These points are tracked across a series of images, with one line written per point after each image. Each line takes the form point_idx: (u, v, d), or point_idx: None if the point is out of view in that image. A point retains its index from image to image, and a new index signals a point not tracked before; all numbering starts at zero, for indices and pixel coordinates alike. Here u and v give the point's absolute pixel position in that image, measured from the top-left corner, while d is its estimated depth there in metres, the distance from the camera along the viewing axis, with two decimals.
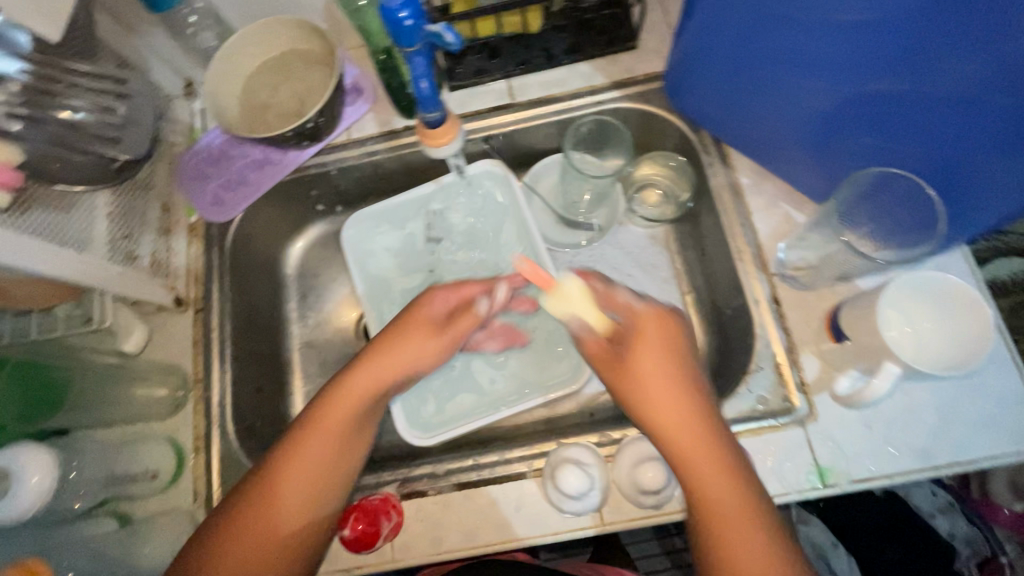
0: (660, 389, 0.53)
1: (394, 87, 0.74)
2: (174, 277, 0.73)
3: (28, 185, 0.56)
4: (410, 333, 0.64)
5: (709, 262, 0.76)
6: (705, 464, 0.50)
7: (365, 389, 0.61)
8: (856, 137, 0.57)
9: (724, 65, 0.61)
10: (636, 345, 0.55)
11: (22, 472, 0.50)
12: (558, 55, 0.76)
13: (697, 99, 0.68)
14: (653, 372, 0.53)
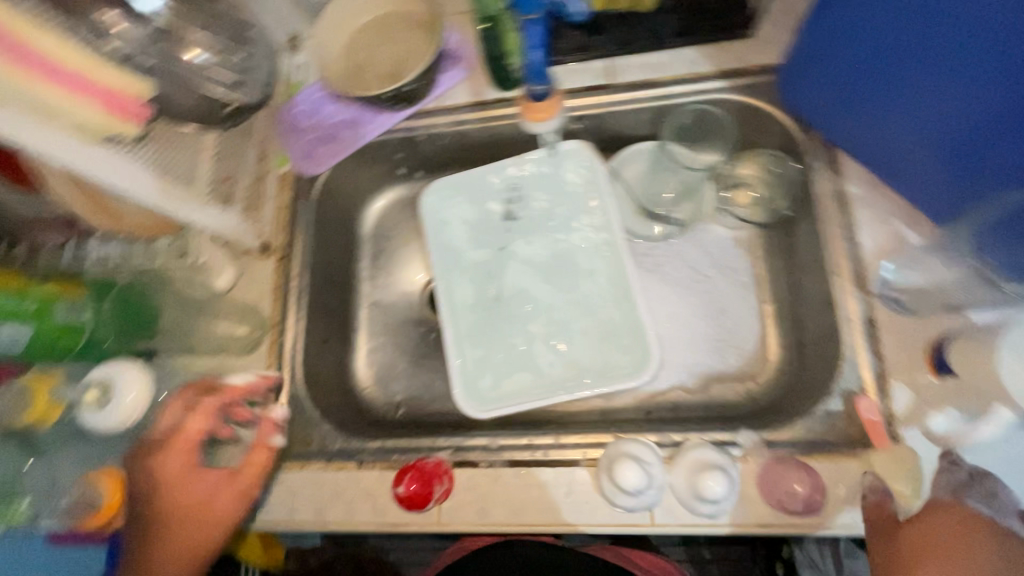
0: (966, 555, 0.49)
1: (493, 57, 0.74)
2: (263, 223, 0.76)
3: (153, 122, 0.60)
4: (176, 497, 0.58)
5: (797, 272, 0.72)
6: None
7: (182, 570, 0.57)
8: (1000, 154, 0.50)
9: (859, 57, 0.56)
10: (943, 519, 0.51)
11: (121, 386, 0.54)
12: (666, 38, 0.73)
13: (817, 94, 0.64)
14: (935, 540, 0.50)
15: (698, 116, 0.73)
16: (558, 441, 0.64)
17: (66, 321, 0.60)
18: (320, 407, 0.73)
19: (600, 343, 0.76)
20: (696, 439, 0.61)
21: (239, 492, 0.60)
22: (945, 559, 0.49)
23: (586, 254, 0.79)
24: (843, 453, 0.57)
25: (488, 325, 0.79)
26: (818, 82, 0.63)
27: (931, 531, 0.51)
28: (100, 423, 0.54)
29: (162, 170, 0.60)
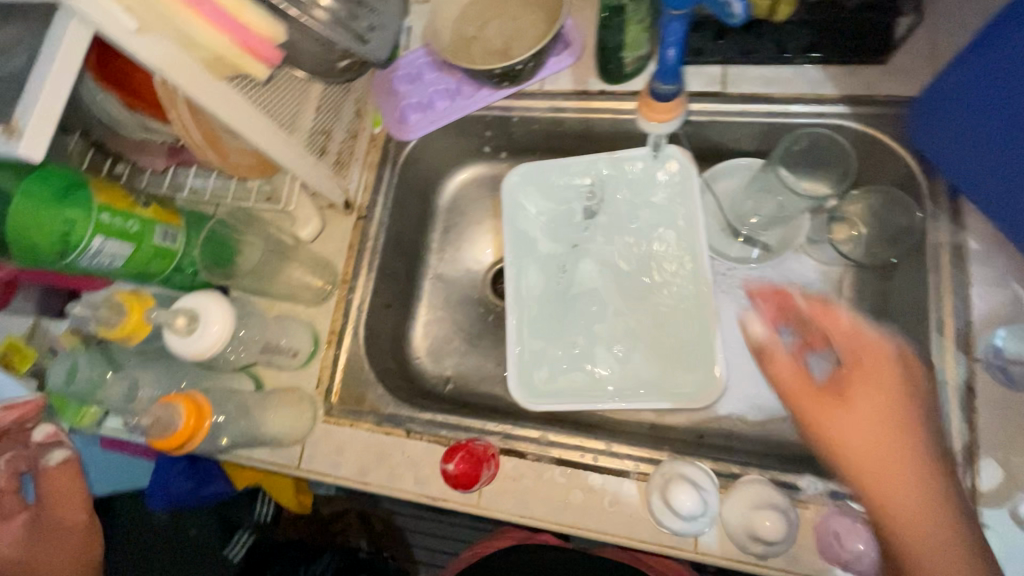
0: (863, 399, 0.47)
1: (606, 49, 0.70)
2: (349, 180, 0.77)
3: (280, 70, 0.61)
4: None
5: (889, 321, 0.68)
6: (908, 496, 0.44)
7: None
8: None
9: (1009, 93, 0.50)
10: (864, 370, 0.48)
11: (207, 319, 0.56)
12: (793, 53, 0.68)
13: (949, 128, 0.58)
14: (862, 374, 0.48)
15: (816, 141, 0.67)
16: (611, 448, 0.64)
17: (162, 244, 0.62)
18: (376, 369, 0.74)
19: (663, 355, 0.74)
20: (756, 474, 0.59)
21: (80, 518, 0.59)
22: (850, 406, 0.47)
23: (665, 264, 0.77)
24: None
25: (552, 318, 0.78)
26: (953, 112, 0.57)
27: (852, 378, 0.48)
28: (186, 351, 0.56)
29: (276, 117, 0.61)
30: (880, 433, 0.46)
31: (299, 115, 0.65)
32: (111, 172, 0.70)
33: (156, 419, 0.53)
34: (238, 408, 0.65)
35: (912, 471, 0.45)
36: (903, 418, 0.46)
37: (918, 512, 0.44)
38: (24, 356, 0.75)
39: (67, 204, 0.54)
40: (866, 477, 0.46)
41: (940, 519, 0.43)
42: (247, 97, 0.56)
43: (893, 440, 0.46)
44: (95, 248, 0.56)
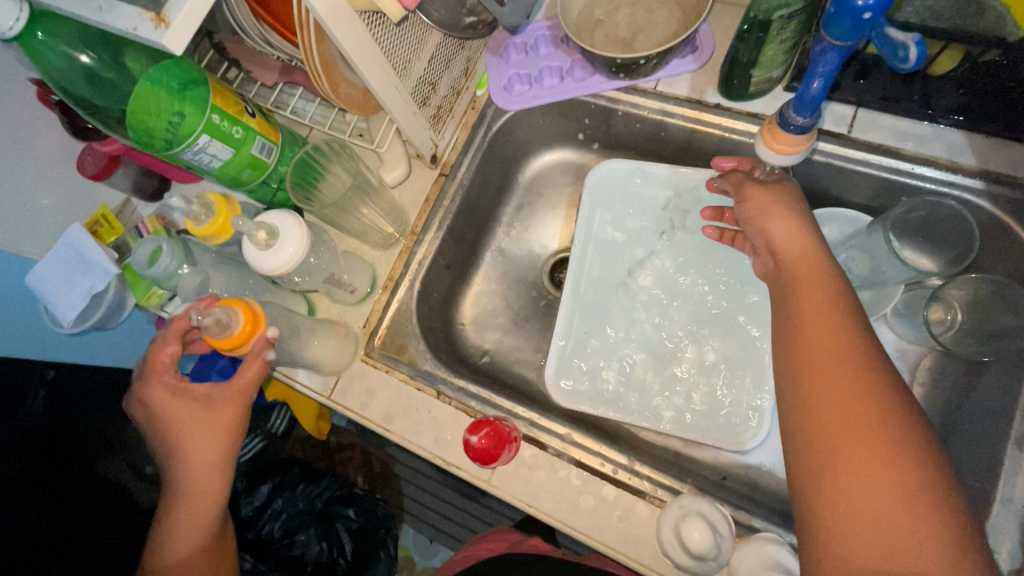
0: (811, 316, 0.49)
1: (739, 62, 0.64)
2: (442, 136, 0.77)
3: (411, 17, 0.61)
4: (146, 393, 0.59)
5: (961, 418, 0.63)
6: (831, 408, 0.43)
7: (166, 419, 0.58)
8: None
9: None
10: (804, 267, 0.54)
11: (284, 239, 0.58)
12: (937, 110, 0.63)
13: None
14: (811, 293, 0.50)
15: (936, 212, 0.62)
16: (632, 465, 0.63)
17: (258, 155, 0.65)
18: (422, 324, 0.75)
19: (707, 389, 0.72)
20: (773, 534, 0.57)
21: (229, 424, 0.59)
22: (797, 322, 0.49)
23: (740, 299, 0.74)
24: None
25: (602, 320, 0.77)
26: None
27: (801, 286, 0.52)
28: (260, 264, 0.58)
29: (394, 61, 0.61)
30: (825, 349, 0.46)
31: (414, 63, 0.65)
32: (224, 76, 0.73)
33: (206, 320, 0.53)
34: (290, 328, 0.67)
35: (846, 389, 0.43)
36: (852, 345, 0.45)
37: (838, 429, 0.42)
38: (111, 229, 0.79)
39: (182, 97, 0.57)
40: (808, 388, 0.45)
41: (866, 435, 0.40)
42: (371, 32, 0.55)
43: (826, 353, 0.46)
44: (200, 146, 0.59)
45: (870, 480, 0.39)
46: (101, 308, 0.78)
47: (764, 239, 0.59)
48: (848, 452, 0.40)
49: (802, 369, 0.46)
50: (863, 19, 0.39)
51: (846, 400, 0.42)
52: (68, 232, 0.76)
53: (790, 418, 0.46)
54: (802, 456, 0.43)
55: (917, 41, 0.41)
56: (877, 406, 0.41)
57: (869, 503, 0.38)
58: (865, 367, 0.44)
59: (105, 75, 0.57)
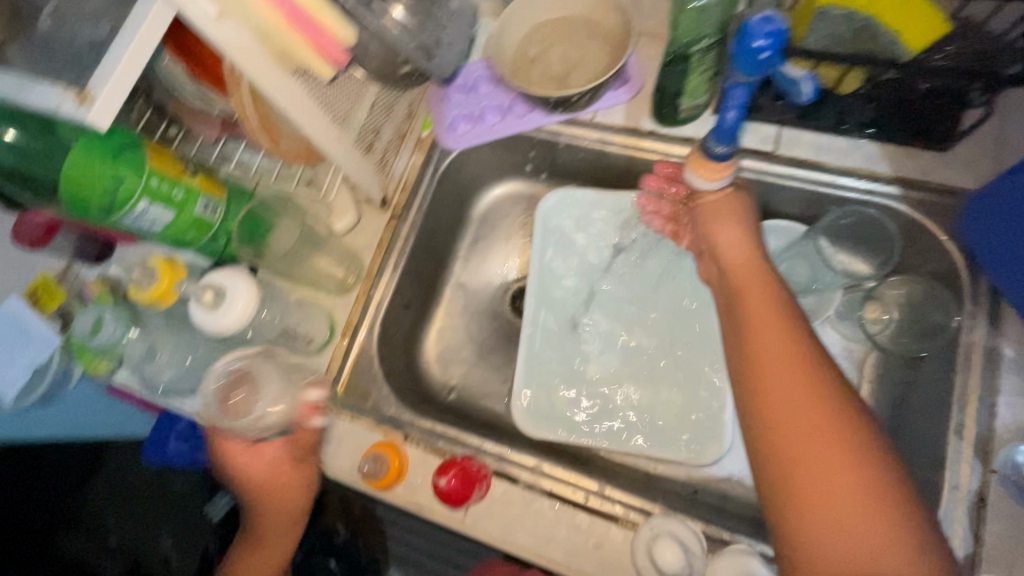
0: (763, 333, 0.49)
1: (665, 92, 0.69)
2: (390, 179, 0.78)
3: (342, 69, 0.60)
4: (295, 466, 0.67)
5: (906, 410, 0.66)
6: (794, 422, 0.44)
7: (297, 488, 0.67)
8: None
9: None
10: (749, 280, 0.55)
11: (232, 298, 0.57)
12: (852, 125, 0.68)
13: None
14: (756, 306, 0.52)
15: (860, 220, 0.67)
16: (603, 490, 0.63)
17: (202, 214, 0.64)
18: (386, 368, 0.74)
19: (671, 406, 0.73)
20: (744, 544, 0.58)
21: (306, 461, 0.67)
22: (749, 340, 0.50)
23: (693, 312, 0.77)
24: None
25: (566, 347, 0.78)
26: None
27: (746, 297, 0.53)
28: (208, 325, 0.57)
29: (331, 109, 0.60)
30: (775, 364, 0.47)
31: (350, 107, 0.64)
32: (164, 134, 0.70)
33: (372, 463, 0.65)
34: None
35: (804, 400, 0.44)
36: (802, 358, 0.47)
37: (815, 445, 0.42)
38: (52, 296, 0.76)
39: (121, 165, 0.56)
40: (774, 409, 0.45)
41: (842, 450, 0.41)
42: (308, 91, 0.56)
43: (786, 375, 0.46)
44: (139, 211, 0.58)
45: (848, 503, 0.40)
46: (44, 381, 0.76)
47: (708, 242, 0.62)
48: (830, 472, 0.41)
49: (766, 390, 0.46)
50: (762, 58, 0.42)
51: (814, 418, 0.43)
52: (5, 307, 0.73)
53: (753, 437, 0.46)
54: (772, 473, 0.43)
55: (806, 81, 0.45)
56: (845, 426, 0.43)
57: (848, 513, 0.40)
58: (814, 377, 0.45)
59: (32, 147, 0.56)
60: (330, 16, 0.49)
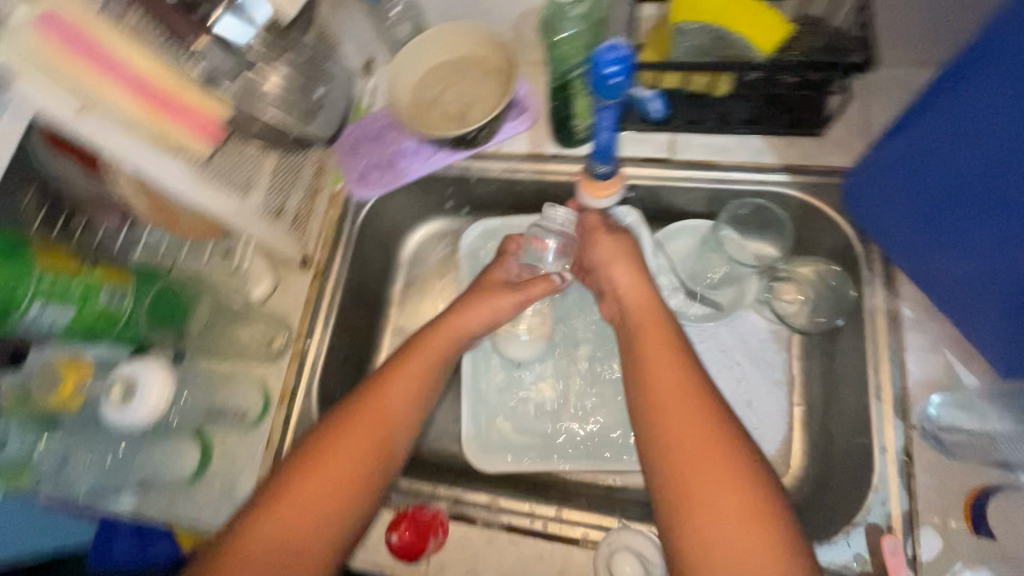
0: (656, 364, 0.54)
1: (560, 118, 0.75)
2: (308, 238, 0.77)
3: (231, 141, 0.59)
4: (351, 435, 0.54)
5: (834, 381, 0.69)
6: (687, 435, 0.49)
7: (342, 472, 0.52)
8: None
9: (971, 151, 0.49)
10: (642, 314, 0.59)
11: (145, 386, 0.55)
12: (735, 123, 0.72)
13: (895, 200, 0.60)
14: (652, 335, 0.56)
15: (755, 207, 0.72)
16: (561, 515, 0.63)
17: (108, 305, 0.61)
18: None
19: (620, 416, 0.74)
20: None
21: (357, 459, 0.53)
22: (643, 371, 0.54)
23: None
24: None
25: (510, 375, 0.78)
26: (912, 171, 0.56)
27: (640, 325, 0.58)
28: (126, 421, 0.55)
29: (228, 181, 0.60)
30: (672, 383, 0.52)
31: (250, 176, 0.63)
32: (66, 225, 0.66)
33: None
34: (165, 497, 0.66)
35: (696, 422, 0.49)
36: (693, 380, 0.52)
37: (698, 465, 0.47)
38: None
39: (10, 265, 0.53)
40: (665, 436, 0.50)
41: (720, 467, 0.47)
42: (206, 171, 0.56)
43: (675, 403, 0.51)
44: (34, 313, 0.56)
45: (726, 516, 0.45)
46: None
47: (610, 285, 0.64)
48: (711, 490, 0.46)
49: (658, 419, 0.51)
50: (615, 83, 0.44)
51: (698, 440, 0.48)
52: None
53: (652, 451, 0.50)
54: (669, 482, 0.48)
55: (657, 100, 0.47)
56: (725, 446, 0.48)
57: (726, 518, 0.45)
58: (704, 396, 0.51)
59: None
60: (188, 92, 0.50)
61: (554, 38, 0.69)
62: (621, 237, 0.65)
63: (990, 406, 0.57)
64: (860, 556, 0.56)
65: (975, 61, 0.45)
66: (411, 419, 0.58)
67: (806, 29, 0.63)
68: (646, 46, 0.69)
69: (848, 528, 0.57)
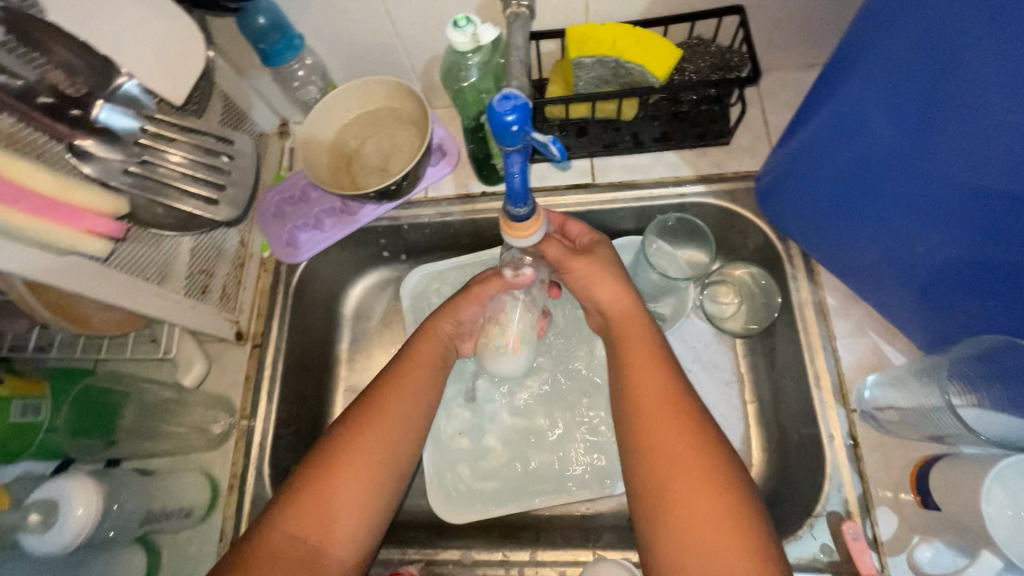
0: (639, 365, 0.56)
1: (479, 158, 0.75)
2: (239, 311, 0.74)
3: (130, 229, 0.55)
4: (393, 390, 0.59)
5: (778, 375, 0.71)
6: (668, 443, 0.50)
7: (388, 429, 0.57)
8: (974, 301, 0.51)
9: (853, 146, 0.51)
10: (628, 328, 0.60)
11: (69, 504, 0.52)
12: (646, 142, 0.75)
13: (796, 197, 0.63)
14: (635, 348, 0.58)
15: (677, 222, 0.72)
16: (535, 557, 0.63)
17: (21, 420, 0.57)
18: None
19: (583, 442, 0.74)
20: None
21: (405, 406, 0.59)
22: (628, 373, 0.56)
23: (574, 345, 0.79)
24: None
25: (468, 419, 0.77)
26: (809, 170, 0.58)
27: (625, 339, 0.59)
28: (46, 546, 0.51)
29: (139, 268, 0.56)
30: (652, 396, 0.54)
31: (165, 260, 0.60)
32: None
33: None
34: None
35: (677, 421, 0.52)
36: (676, 392, 0.54)
37: (676, 462, 0.49)
38: None
39: None
40: (645, 435, 0.52)
41: (696, 465, 0.49)
42: (115, 266, 0.53)
43: (656, 406, 0.53)
44: None
45: (701, 514, 0.47)
46: None
47: (593, 302, 0.63)
48: (687, 487, 0.48)
49: (640, 420, 0.53)
50: (513, 130, 0.43)
51: (676, 438, 0.51)
52: None
53: (634, 458, 0.52)
54: (651, 489, 0.49)
55: (556, 139, 0.45)
56: (703, 444, 0.50)
57: (703, 523, 0.46)
58: (683, 408, 0.53)
59: None
60: (76, 194, 0.49)
61: (460, 86, 0.65)
62: (597, 256, 0.63)
63: (915, 378, 0.58)
64: (826, 545, 0.57)
65: (843, 64, 0.48)
66: (421, 419, 0.60)
67: (692, 50, 0.67)
68: (552, 80, 0.71)
69: (810, 520, 0.59)
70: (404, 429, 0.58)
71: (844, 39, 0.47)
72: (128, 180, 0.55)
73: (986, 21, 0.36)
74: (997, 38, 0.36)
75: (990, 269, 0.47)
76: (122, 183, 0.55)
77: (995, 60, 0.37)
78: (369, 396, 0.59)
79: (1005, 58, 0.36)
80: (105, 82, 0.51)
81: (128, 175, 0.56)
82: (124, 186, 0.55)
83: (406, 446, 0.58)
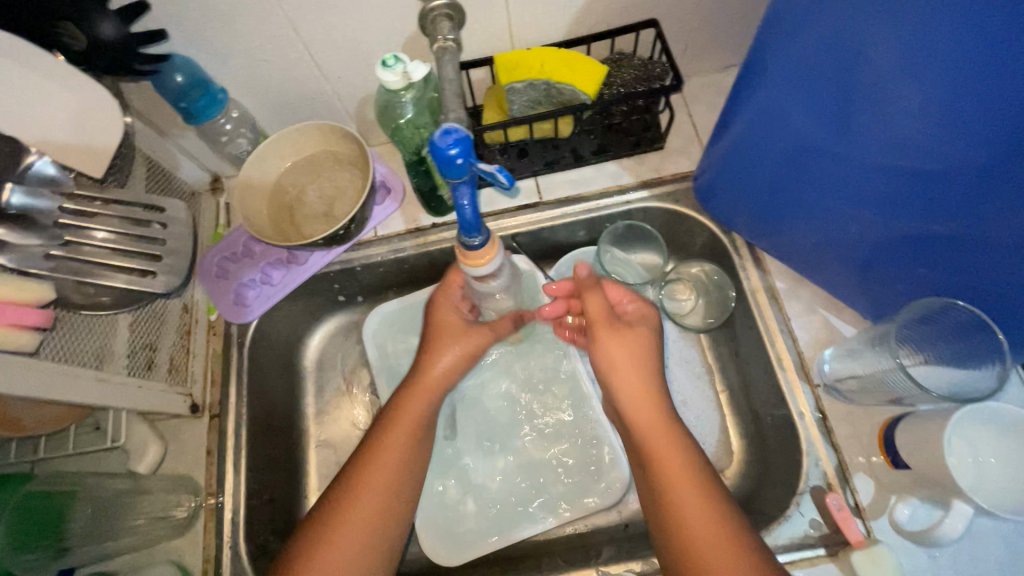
0: (658, 439, 0.56)
1: (426, 191, 0.74)
2: (192, 383, 0.70)
3: (59, 316, 0.52)
4: (389, 432, 0.60)
5: (743, 361, 0.73)
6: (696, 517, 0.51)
7: (381, 482, 0.57)
8: (912, 270, 0.55)
9: (783, 143, 0.55)
10: (642, 405, 0.58)
11: None
12: (587, 156, 0.76)
13: (735, 194, 0.65)
14: (649, 425, 0.57)
15: (624, 229, 0.74)
16: None
17: None
18: None
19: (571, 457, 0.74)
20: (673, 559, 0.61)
21: (398, 443, 0.59)
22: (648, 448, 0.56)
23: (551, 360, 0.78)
24: (809, 558, 0.58)
25: (448, 455, 0.75)
26: (740, 166, 0.62)
27: (637, 418, 0.58)
28: None
29: (72, 355, 0.52)
30: (674, 464, 0.54)
31: (102, 342, 0.56)
32: None
33: None
34: None
35: (701, 492, 0.53)
36: (691, 463, 0.54)
37: (704, 530, 0.50)
38: None
39: None
40: (674, 510, 0.52)
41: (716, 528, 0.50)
42: (48, 357, 0.50)
43: (679, 478, 0.54)
44: None
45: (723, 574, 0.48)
46: None
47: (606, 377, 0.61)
48: (711, 553, 0.49)
49: (667, 493, 0.53)
50: (457, 163, 0.43)
51: (701, 505, 0.52)
52: None
53: (671, 537, 0.52)
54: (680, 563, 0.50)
55: (502, 167, 0.45)
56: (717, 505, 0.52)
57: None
58: (704, 480, 0.54)
59: None
60: None
61: (397, 124, 0.65)
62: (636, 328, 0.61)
63: (867, 347, 0.61)
64: (815, 520, 0.59)
65: (761, 65, 0.51)
66: (414, 459, 0.60)
67: (617, 64, 0.70)
68: (487, 106, 0.72)
69: (797, 499, 0.60)
70: (394, 493, 0.58)
71: (759, 45, 0.51)
72: (52, 265, 0.54)
73: (883, 21, 0.39)
74: (889, 32, 0.39)
75: (918, 241, 0.52)
76: (44, 270, 0.53)
77: (894, 53, 0.40)
78: (357, 464, 0.58)
79: (908, 53, 0.39)
80: (13, 167, 0.52)
81: (51, 259, 0.54)
82: (45, 273, 0.53)
83: (399, 507, 0.58)
